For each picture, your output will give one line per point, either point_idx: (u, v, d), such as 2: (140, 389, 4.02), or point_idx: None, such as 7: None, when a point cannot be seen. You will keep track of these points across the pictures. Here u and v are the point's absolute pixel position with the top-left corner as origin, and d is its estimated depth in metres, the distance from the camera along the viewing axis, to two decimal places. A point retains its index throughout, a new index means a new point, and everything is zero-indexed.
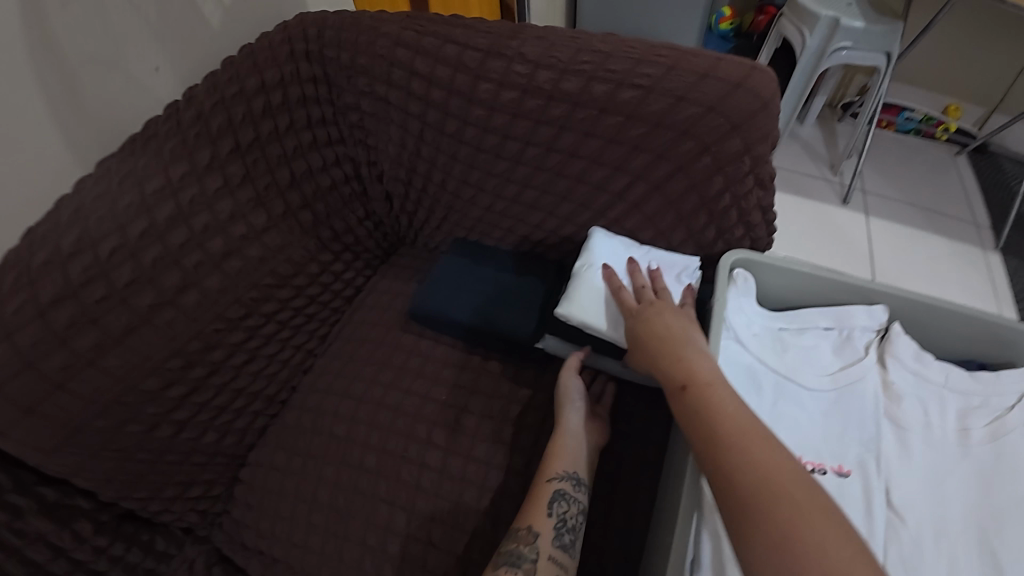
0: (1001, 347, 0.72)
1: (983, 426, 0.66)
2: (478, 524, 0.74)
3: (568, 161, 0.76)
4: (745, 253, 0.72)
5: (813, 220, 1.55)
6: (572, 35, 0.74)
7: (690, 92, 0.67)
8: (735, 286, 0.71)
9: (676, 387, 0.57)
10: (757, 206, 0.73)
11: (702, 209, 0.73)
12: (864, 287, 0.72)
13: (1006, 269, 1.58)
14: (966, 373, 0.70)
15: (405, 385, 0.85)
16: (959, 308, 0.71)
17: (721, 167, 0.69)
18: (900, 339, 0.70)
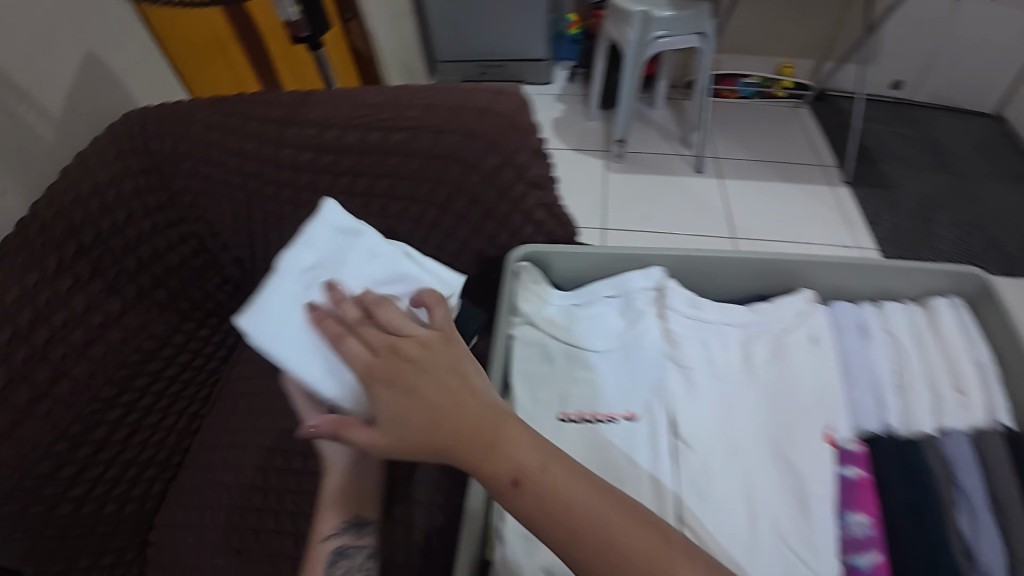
0: (783, 278, 0.84)
1: (765, 348, 0.76)
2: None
3: (370, 202, 0.86)
4: (531, 246, 0.83)
5: (667, 192, 1.75)
6: (349, 100, 0.88)
7: (448, 124, 0.80)
8: (521, 279, 0.82)
9: (506, 488, 0.48)
10: (539, 205, 0.82)
11: (489, 220, 0.83)
12: (635, 253, 0.84)
13: (856, 198, 1.79)
14: (745, 308, 0.81)
15: (281, 424, 0.96)
16: (716, 254, 0.82)
17: (491, 180, 0.80)
18: (672, 292, 0.80)
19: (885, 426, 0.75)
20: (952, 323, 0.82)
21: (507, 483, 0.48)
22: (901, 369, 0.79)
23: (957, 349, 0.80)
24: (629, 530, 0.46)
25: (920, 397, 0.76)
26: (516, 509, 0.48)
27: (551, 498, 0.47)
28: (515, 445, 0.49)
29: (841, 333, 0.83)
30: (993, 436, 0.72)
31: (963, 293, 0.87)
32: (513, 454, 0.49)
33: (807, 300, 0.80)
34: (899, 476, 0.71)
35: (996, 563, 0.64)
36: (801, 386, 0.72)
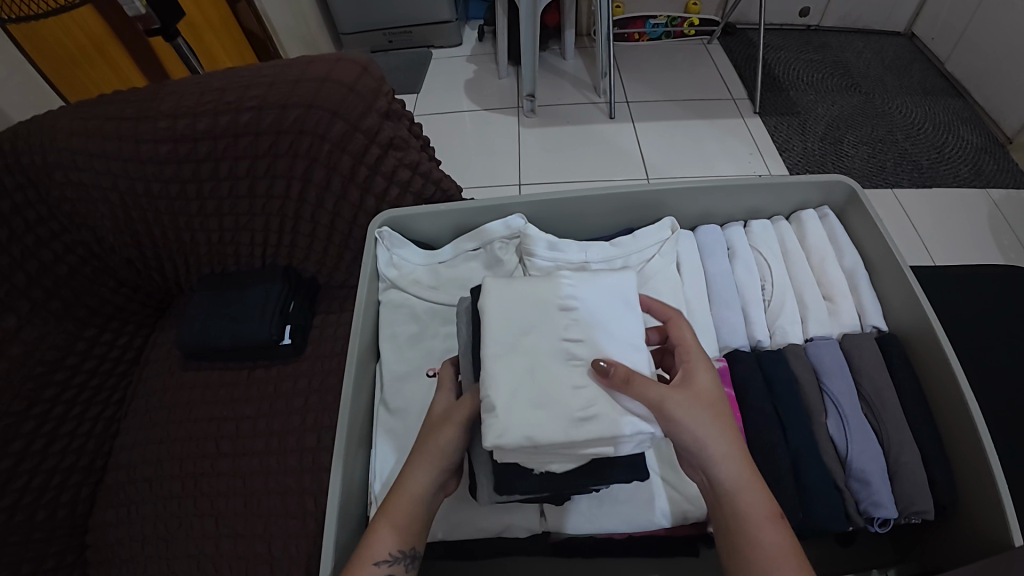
0: (647, 210, 0.87)
1: (628, 282, 0.79)
2: (271, 507, 0.87)
3: (237, 183, 0.94)
4: (390, 213, 0.86)
5: (582, 139, 1.78)
6: (198, 91, 0.91)
7: (289, 98, 0.88)
8: (383, 245, 0.85)
9: (754, 514, 0.51)
10: (399, 164, 0.93)
11: (351, 185, 0.93)
12: (498, 203, 0.85)
13: (767, 128, 1.82)
14: (607, 244, 0.82)
15: (192, 413, 0.98)
16: (576, 195, 0.84)
17: (341, 148, 0.90)
18: (532, 236, 0.80)
19: (755, 342, 0.78)
20: (817, 233, 0.85)
21: (757, 509, 0.51)
22: (765, 282, 0.82)
23: (824, 259, 0.83)
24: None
25: (786, 308, 0.80)
26: (750, 535, 0.50)
27: (744, 533, 0.51)
28: (744, 486, 0.52)
29: (711, 256, 0.83)
30: (860, 339, 0.76)
31: (829, 202, 0.90)
32: (746, 491, 0.52)
33: (669, 228, 0.82)
34: (762, 390, 0.71)
35: (874, 466, 0.67)
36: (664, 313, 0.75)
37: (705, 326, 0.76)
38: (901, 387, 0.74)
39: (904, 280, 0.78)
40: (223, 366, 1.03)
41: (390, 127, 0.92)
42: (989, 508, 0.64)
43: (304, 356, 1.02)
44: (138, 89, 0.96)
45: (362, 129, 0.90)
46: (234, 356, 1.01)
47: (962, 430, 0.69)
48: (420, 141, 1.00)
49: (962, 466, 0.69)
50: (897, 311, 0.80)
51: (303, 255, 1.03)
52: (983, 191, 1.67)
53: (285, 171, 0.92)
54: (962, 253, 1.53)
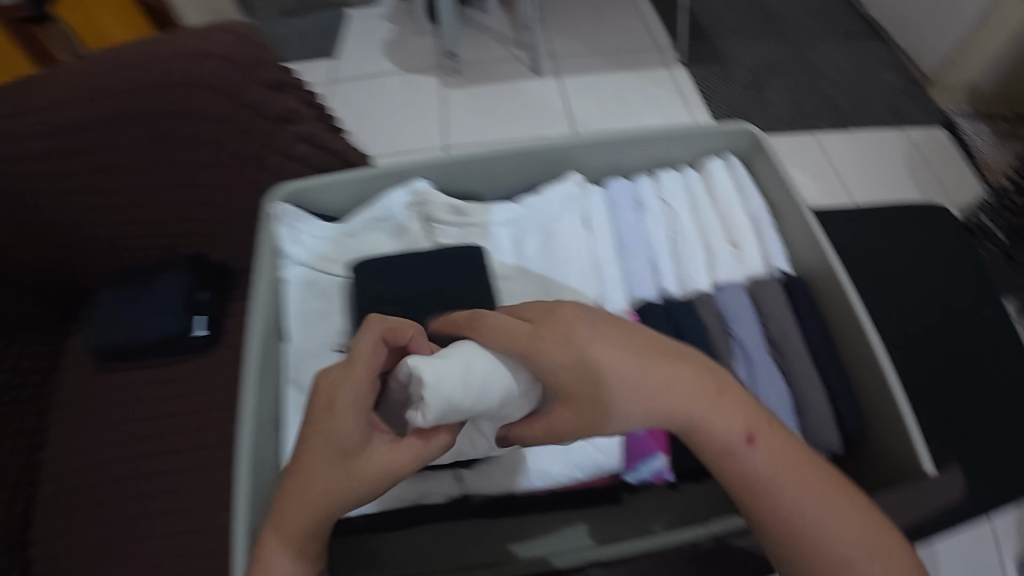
0: (556, 166, 0.85)
1: (537, 241, 0.77)
2: (200, 502, 0.85)
3: (121, 170, 0.89)
4: (288, 186, 0.82)
5: (508, 98, 1.74)
6: (66, 73, 0.85)
7: (166, 78, 0.84)
8: (283, 220, 0.81)
9: (739, 444, 0.46)
10: (297, 140, 0.92)
11: (247, 164, 0.90)
12: (398, 169, 0.82)
13: (692, 76, 1.81)
14: (514, 203, 0.81)
15: (98, 413, 0.92)
16: (480, 155, 0.82)
17: (231, 126, 0.88)
18: (433, 201, 0.80)
19: (665, 292, 0.76)
20: (725, 179, 0.85)
21: (736, 439, 0.46)
22: (675, 231, 0.80)
23: (730, 203, 0.83)
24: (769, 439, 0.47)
25: (694, 256, 0.78)
26: (744, 474, 0.46)
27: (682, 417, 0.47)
28: (717, 415, 0.46)
29: (618, 209, 0.81)
30: (765, 281, 0.77)
31: (735, 150, 0.90)
32: (714, 417, 0.46)
33: (575, 183, 0.81)
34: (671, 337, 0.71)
35: (777, 402, 0.69)
36: (571, 270, 0.74)
37: (614, 279, 0.74)
38: (807, 330, 0.75)
39: (804, 222, 0.80)
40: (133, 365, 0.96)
41: (280, 100, 0.90)
42: (892, 437, 0.67)
43: (217, 344, 0.97)
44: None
45: (251, 104, 0.88)
46: (138, 356, 0.95)
47: (867, 365, 0.71)
48: (315, 112, 0.97)
49: (869, 400, 0.71)
50: (801, 254, 0.81)
51: (213, 237, 0.98)
52: (900, 129, 1.72)
53: (179, 155, 0.89)
54: (880, 192, 1.58)
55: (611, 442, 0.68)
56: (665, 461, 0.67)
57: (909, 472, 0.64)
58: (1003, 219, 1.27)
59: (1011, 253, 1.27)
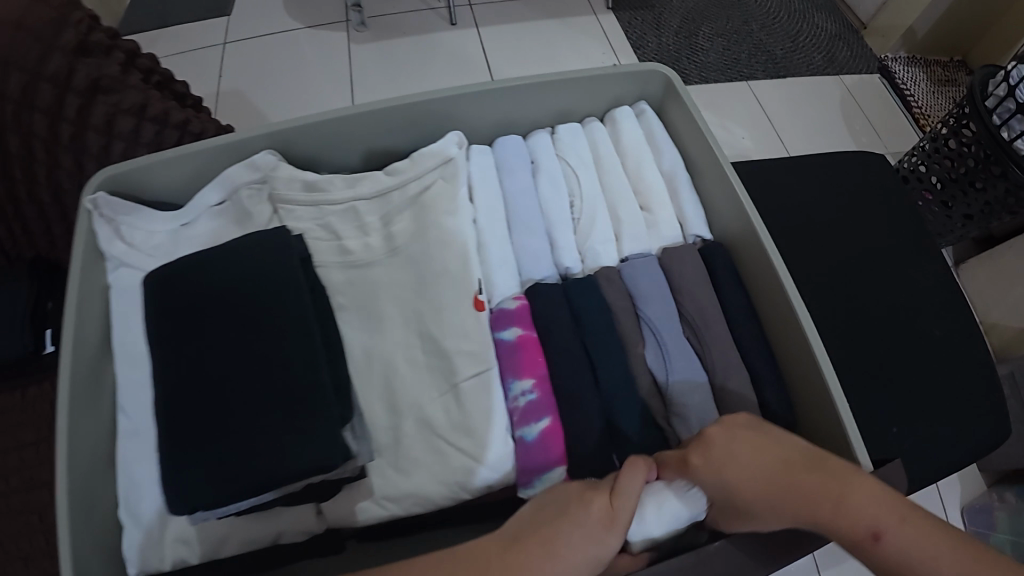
0: (432, 126, 0.72)
1: (406, 220, 0.63)
2: (33, 550, 0.69)
3: None
4: (108, 173, 0.68)
5: (422, 53, 1.57)
6: None
7: None
8: (100, 216, 0.66)
9: (866, 529, 0.41)
10: (116, 112, 0.77)
11: (59, 149, 0.77)
12: (235, 142, 0.69)
13: (620, 24, 1.68)
14: (382, 173, 0.66)
15: None
16: (336, 116, 0.68)
17: (28, 105, 0.74)
18: (280, 178, 0.65)
19: (563, 271, 0.64)
20: (632, 132, 0.73)
21: (865, 527, 0.41)
22: (574, 197, 0.68)
23: (640, 162, 0.71)
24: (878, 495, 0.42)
25: (598, 225, 0.66)
26: (883, 557, 0.40)
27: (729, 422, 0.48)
28: (855, 492, 0.42)
29: (509, 174, 0.69)
30: (680, 253, 0.65)
31: (646, 96, 0.78)
32: (852, 501, 0.42)
33: (456, 144, 0.66)
34: (567, 327, 0.59)
35: (694, 397, 0.58)
36: (449, 253, 0.61)
37: (500, 260, 0.63)
38: (728, 304, 0.65)
39: (726, 179, 0.68)
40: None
41: (90, 64, 0.76)
42: (826, 426, 0.59)
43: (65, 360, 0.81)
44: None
45: (46, 76, 0.74)
46: None
47: (794, 343, 0.62)
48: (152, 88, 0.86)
49: (798, 381, 0.63)
50: (720, 217, 0.71)
51: (49, 241, 0.84)
52: (836, 77, 1.64)
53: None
54: (813, 144, 1.51)
55: (502, 457, 0.56)
56: (562, 475, 0.56)
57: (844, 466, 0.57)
58: (938, 165, 1.13)
59: (946, 202, 1.16)
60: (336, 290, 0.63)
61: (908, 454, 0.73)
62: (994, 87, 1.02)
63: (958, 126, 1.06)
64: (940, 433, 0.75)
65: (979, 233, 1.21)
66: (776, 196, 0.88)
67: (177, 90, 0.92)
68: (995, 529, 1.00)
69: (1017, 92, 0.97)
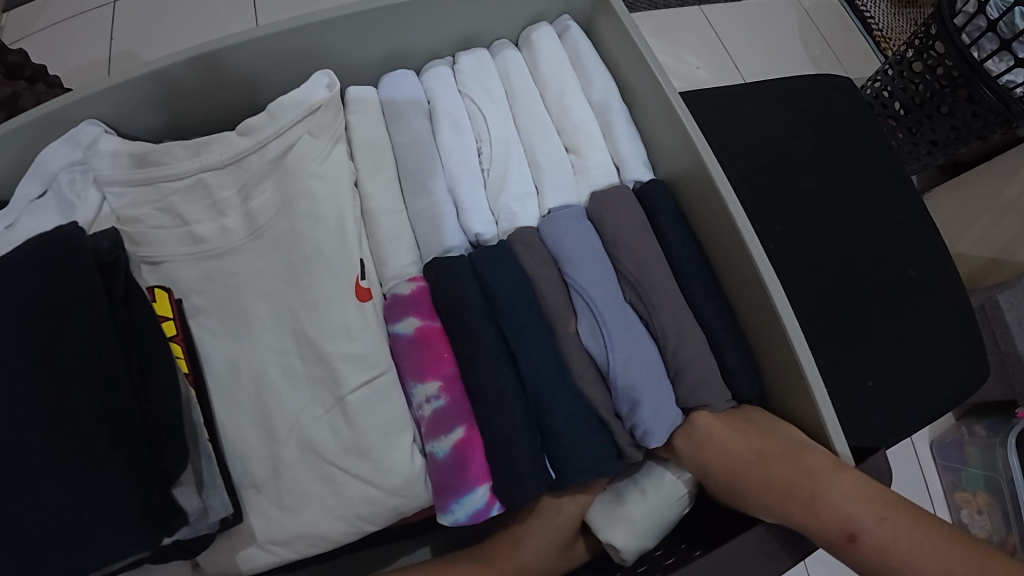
0: (304, 64, 0.58)
1: (265, 192, 0.50)
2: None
3: None
4: None
5: None
6: None
7: None
8: None
9: (843, 533, 0.40)
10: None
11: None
12: (45, 112, 0.53)
13: None
14: (234, 133, 0.52)
15: None
16: (172, 60, 0.53)
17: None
18: (97, 156, 0.50)
19: (474, 238, 0.52)
20: (553, 57, 0.60)
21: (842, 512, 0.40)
22: (483, 142, 0.55)
23: (564, 92, 0.58)
24: (859, 488, 0.41)
25: (513, 176, 0.54)
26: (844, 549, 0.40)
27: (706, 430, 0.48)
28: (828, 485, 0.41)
29: (400, 120, 0.55)
30: (616, 201, 0.53)
31: (570, 12, 0.64)
32: (832, 495, 0.41)
33: (327, 86, 0.52)
34: (481, 310, 0.47)
35: (644, 379, 0.47)
36: (324, 228, 0.48)
37: (392, 230, 0.50)
38: (675, 258, 0.53)
39: (670, 105, 0.56)
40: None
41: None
42: (798, 397, 0.49)
43: None
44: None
45: None
46: None
47: (751, 296, 0.51)
48: None
49: (763, 346, 0.52)
50: (664, 151, 0.58)
51: None
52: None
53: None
54: (770, 69, 1.38)
55: (406, 481, 0.44)
56: (487, 494, 0.45)
57: (817, 441, 0.48)
58: (904, 90, 0.99)
59: (913, 128, 1.02)
60: (190, 289, 0.49)
61: (886, 412, 0.65)
62: (963, 2, 0.86)
63: (925, 45, 0.92)
64: (922, 382, 0.67)
65: (945, 160, 1.09)
66: (733, 124, 0.75)
67: (11, 60, 0.74)
68: (968, 464, 0.91)
69: (988, 7, 0.83)
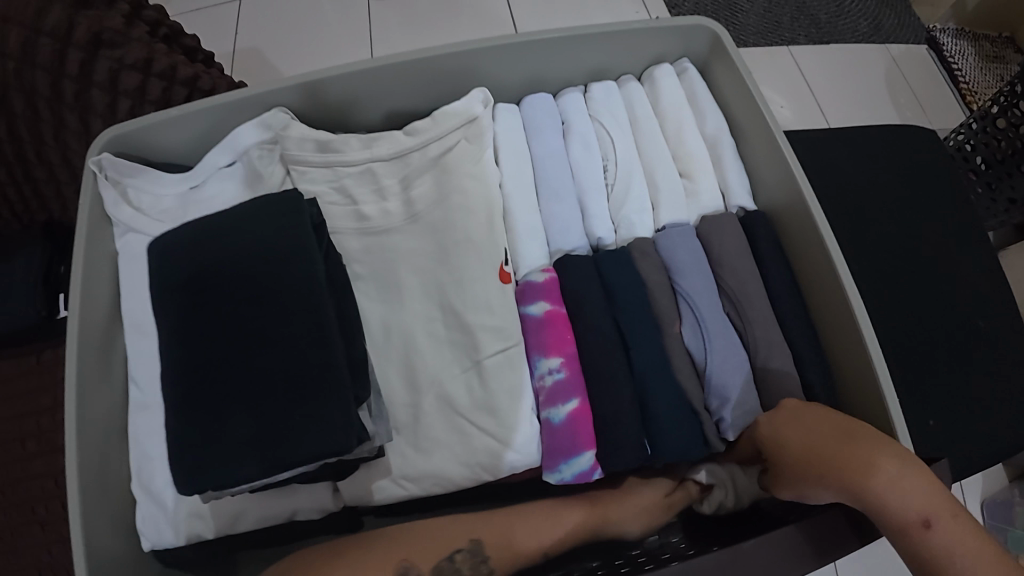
0: (457, 81, 0.67)
1: (427, 183, 0.59)
2: (50, 515, 0.71)
3: None
4: (116, 130, 0.65)
5: None
6: None
7: None
8: (108, 177, 0.64)
9: (916, 526, 0.40)
10: (120, 68, 0.71)
11: (62, 108, 0.72)
12: (246, 98, 0.64)
13: None
14: (402, 133, 0.61)
15: None
16: (356, 69, 0.63)
17: (25, 61, 0.69)
18: (288, 138, 0.61)
19: (595, 242, 0.60)
20: (673, 93, 0.68)
21: (912, 516, 0.40)
22: (608, 161, 0.64)
23: (681, 126, 0.66)
24: (921, 480, 0.42)
25: (633, 193, 0.61)
26: (919, 551, 0.40)
27: (786, 432, 0.50)
28: (899, 489, 0.42)
29: (538, 135, 0.64)
30: (720, 222, 0.61)
31: (688, 56, 0.72)
32: (890, 490, 0.42)
33: (482, 103, 0.61)
34: (600, 304, 0.55)
35: (734, 377, 0.54)
36: (473, 219, 0.57)
37: (529, 227, 0.59)
38: (770, 280, 0.60)
39: (775, 145, 0.63)
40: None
41: (89, 19, 0.69)
42: (874, 416, 0.55)
43: None
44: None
45: (46, 32, 0.68)
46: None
47: (840, 322, 0.57)
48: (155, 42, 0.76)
49: (844, 368, 0.58)
50: (765, 184, 0.65)
51: (60, 204, 0.81)
52: (882, 45, 1.52)
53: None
54: (852, 113, 1.42)
55: (528, 438, 0.52)
56: (593, 460, 0.52)
57: None
58: (987, 145, 1.03)
59: (992, 183, 1.05)
60: (353, 258, 0.58)
61: (943, 449, 0.69)
62: None
63: (1010, 104, 0.96)
64: (983, 427, 0.70)
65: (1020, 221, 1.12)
66: (822, 166, 0.82)
67: (187, 43, 0.83)
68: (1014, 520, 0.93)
69: None
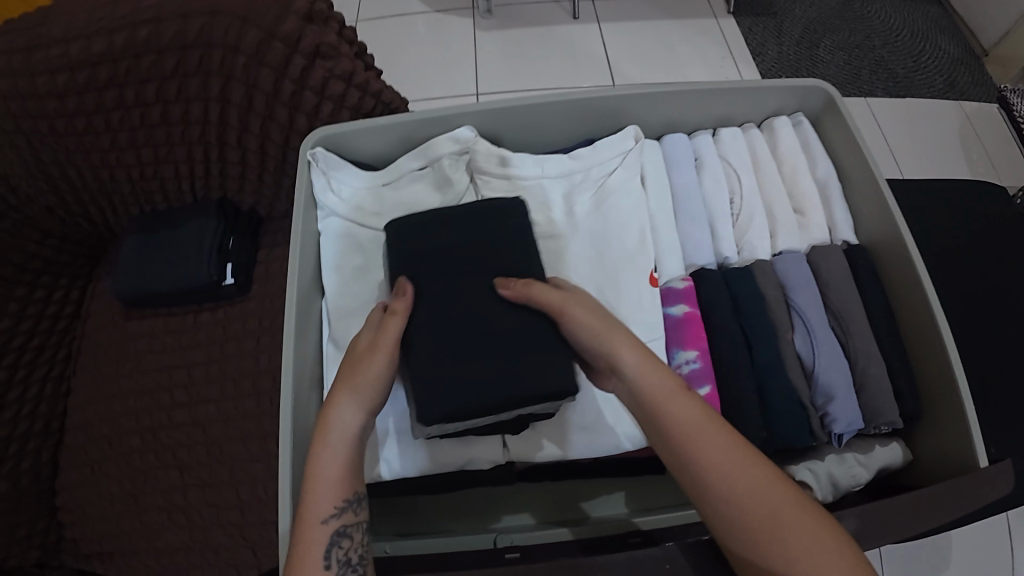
0: (607, 118, 0.80)
1: (588, 198, 0.72)
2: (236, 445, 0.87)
3: (154, 110, 0.86)
4: (326, 130, 0.78)
5: (540, 40, 1.66)
6: (99, 11, 0.84)
7: (191, 11, 0.81)
8: (318, 167, 0.77)
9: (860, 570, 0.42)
10: (329, 76, 0.82)
11: (276, 103, 0.84)
12: (439, 115, 0.77)
13: (740, 29, 1.71)
14: (566, 155, 0.74)
15: (154, 356, 0.95)
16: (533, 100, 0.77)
17: (258, 60, 0.81)
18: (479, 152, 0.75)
19: (722, 259, 0.72)
20: (790, 141, 0.80)
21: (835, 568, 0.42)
22: (734, 194, 0.76)
23: (797, 170, 0.78)
24: (818, 536, 0.43)
25: (755, 222, 0.73)
26: None
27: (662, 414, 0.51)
28: (781, 515, 0.45)
29: (676, 167, 0.76)
30: (828, 251, 0.72)
31: (804, 109, 0.83)
32: (815, 538, 0.43)
33: (634, 137, 0.74)
34: (728, 309, 0.66)
35: (839, 379, 0.65)
36: (628, 232, 0.69)
37: (671, 242, 0.71)
38: (869, 303, 0.70)
39: (878, 191, 0.74)
40: (167, 312, 0.98)
41: (314, 32, 0.81)
42: (953, 426, 0.65)
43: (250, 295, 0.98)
44: (25, 17, 0.86)
45: (280, 37, 0.80)
46: (180, 299, 0.96)
47: (929, 345, 0.68)
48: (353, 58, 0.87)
49: (929, 385, 0.68)
50: (868, 223, 0.76)
51: (238, 184, 0.96)
52: (956, 102, 1.61)
53: (201, 95, 0.85)
54: (923, 164, 1.51)
55: None
56: None
57: (965, 465, 0.63)
58: None
59: None
60: None
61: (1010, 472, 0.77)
62: None
63: None
64: None
65: None
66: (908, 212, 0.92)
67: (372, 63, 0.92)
68: None
69: None
